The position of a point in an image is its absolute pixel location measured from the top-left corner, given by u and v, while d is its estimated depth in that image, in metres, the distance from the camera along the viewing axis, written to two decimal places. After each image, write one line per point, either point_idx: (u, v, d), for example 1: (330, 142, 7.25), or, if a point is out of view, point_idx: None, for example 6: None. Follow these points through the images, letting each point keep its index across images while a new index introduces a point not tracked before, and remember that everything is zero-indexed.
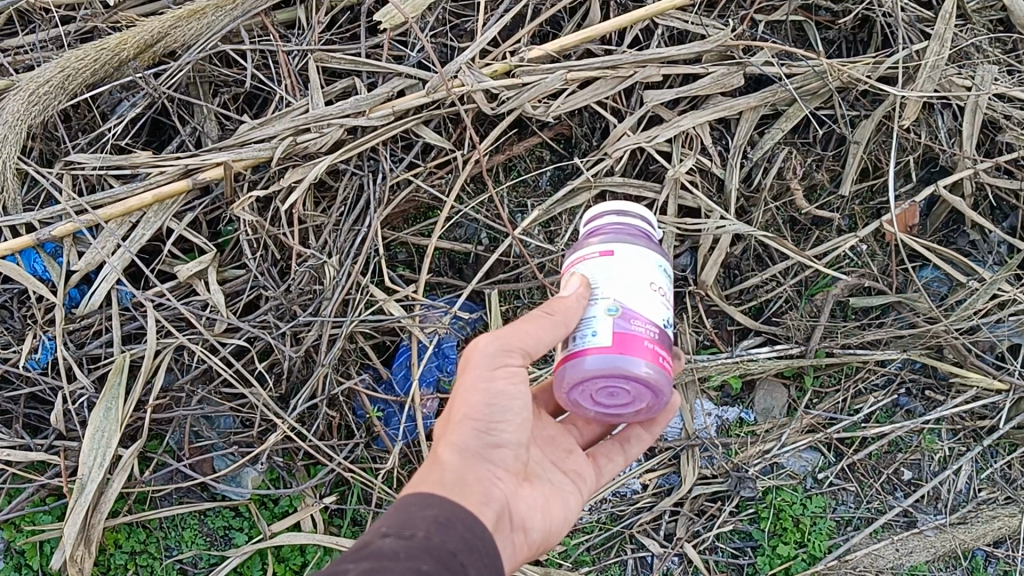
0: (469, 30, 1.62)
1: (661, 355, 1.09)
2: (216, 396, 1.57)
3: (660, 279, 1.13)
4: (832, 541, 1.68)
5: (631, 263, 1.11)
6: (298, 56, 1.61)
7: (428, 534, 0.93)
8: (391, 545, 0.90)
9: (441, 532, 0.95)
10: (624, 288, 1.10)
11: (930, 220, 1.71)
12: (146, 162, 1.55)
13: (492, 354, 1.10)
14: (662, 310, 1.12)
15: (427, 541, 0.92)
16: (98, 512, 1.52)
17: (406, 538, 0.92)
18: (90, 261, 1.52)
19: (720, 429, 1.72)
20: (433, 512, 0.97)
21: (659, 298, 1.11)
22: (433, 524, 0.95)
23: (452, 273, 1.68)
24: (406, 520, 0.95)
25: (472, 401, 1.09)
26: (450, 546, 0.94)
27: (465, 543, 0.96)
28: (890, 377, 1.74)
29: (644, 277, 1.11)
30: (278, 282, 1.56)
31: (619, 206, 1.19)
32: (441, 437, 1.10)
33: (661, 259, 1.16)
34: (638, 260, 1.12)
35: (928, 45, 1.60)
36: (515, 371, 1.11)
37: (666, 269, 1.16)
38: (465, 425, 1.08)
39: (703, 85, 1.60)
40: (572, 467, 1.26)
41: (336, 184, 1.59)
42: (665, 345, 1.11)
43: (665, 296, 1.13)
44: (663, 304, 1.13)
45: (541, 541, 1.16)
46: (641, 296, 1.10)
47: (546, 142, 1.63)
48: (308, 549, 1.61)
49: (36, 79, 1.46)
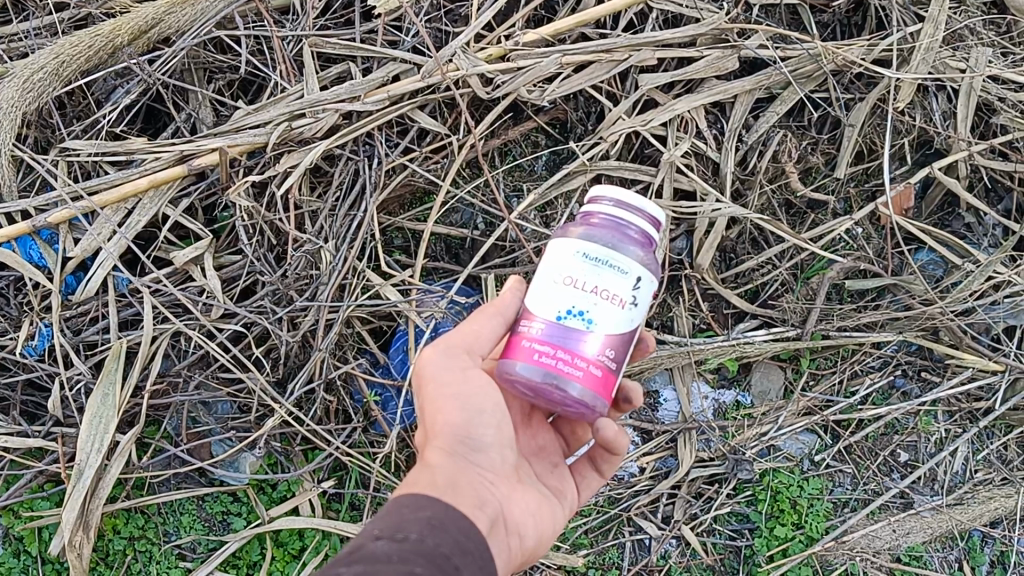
0: (463, 14, 1.61)
1: (544, 354, 1.04)
2: (213, 380, 1.57)
3: (578, 271, 1.04)
4: (829, 523, 1.69)
5: (550, 256, 1.08)
6: (292, 41, 1.59)
7: (421, 536, 0.93)
8: (384, 547, 0.90)
9: (435, 535, 0.95)
10: (536, 281, 1.09)
11: (925, 204, 1.72)
12: (141, 148, 1.54)
13: (446, 360, 1.12)
14: (564, 301, 1.04)
15: (420, 544, 0.92)
16: (95, 498, 1.52)
17: (399, 540, 0.92)
18: (86, 248, 1.52)
19: (716, 412, 1.72)
20: (425, 514, 0.98)
21: (563, 292, 1.05)
22: (426, 526, 0.96)
23: (448, 258, 1.68)
24: (399, 522, 0.95)
25: (443, 408, 1.10)
26: (444, 548, 0.94)
27: (459, 546, 0.96)
28: (886, 359, 1.74)
29: (553, 267, 1.06)
30: (275, 267, 1.56)
31: (648, 204, 1.08)
32: (426, 449, 1.10)
33: (611, 253, 1.04)
34: (559, 252, 1.07)
35: (922, 27, 1.60)
36: (472, 370, 1.12)
37: (596, 254, 1.04)
38: (442, 431, 1.09)
39: (697, 69, 1.59)
40: (559, 478, 1.27)
41: (331, 169, 1.58)
42: (561, 340, 1.04)
43: (575, 287, 1.04)
44: (571, 297, 1.04)
45: (534, 546, 1.17)
46: (541, 292, 1.07)
47: (542, 126, 1.64)
48: (307, 533, 1.61)
49: (30, 65, 1.46)
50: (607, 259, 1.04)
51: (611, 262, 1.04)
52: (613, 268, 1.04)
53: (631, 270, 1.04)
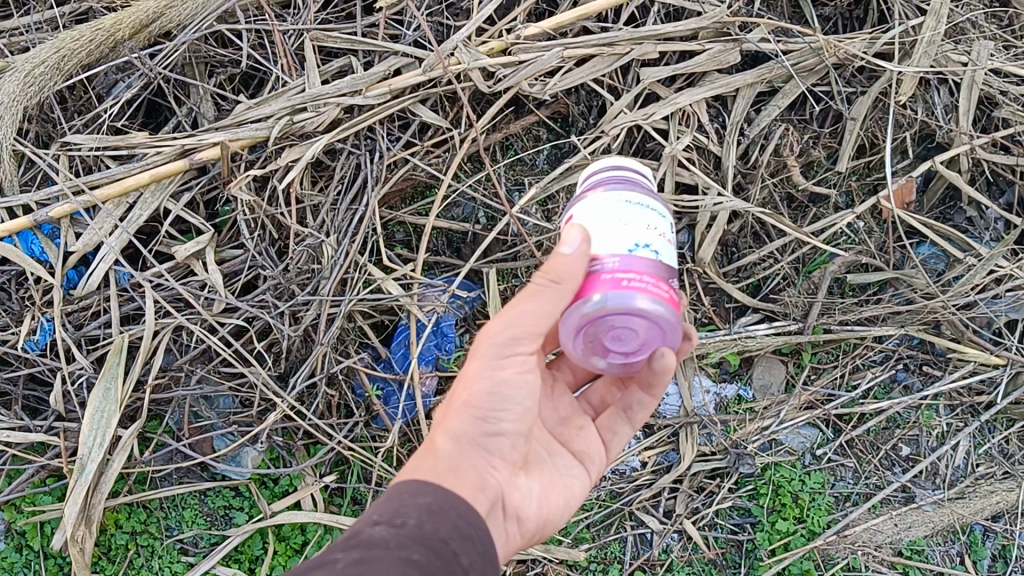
0: (464, 8, 1.61)
1: (632, 278, 1.03)
2: (215, 375, 1.56)
3: (629, 211, 1.08)
4: (830, 517, 1.69)
5: (583, 220, 1.10)
6: (292, 35, 1.59)
7: (419, 523, 0.93)
8: (381, 533, 0.90)
9: (434, 520, 0.95)
10: (582, 237, 1.09)
11: (927, 198, 1.72)
12: (142, 142, 1.54)
13: (498, 337, 1.09)
14: (628, 236, 1.06)
15: (418, 530, 0.92)
16: (98, 492, 1.53)
17: (397, 526, 0.92)
18: (87, 242, 1.51)
19: (717, 406, 1.72)
20: (426, 499, 0.98)
21: (620, 231, 1.06)
22: (425, 512, 0.95)
23: (449, 252, 1.68)
24: (398, 508, 0.96)
25: (472, 388, 1.09)
26: (443, 534, 0.94)
27: (459, 532, 0.96)
28: (887, 353, 1.74)
29: (599, 217, 1.08)
30: (276, 262, 1.56)
31: (636, 163, 1.18)
32: (440, 424, 1.11)
33: (644, 197, 1.11)
34: (600, 205, 1.09)
35: (924, 20, 1.60)
36: (521, 357, 1.10)
37: (633, 198, 1.09)
38: (463, 412, 1.09)
39: (699, 63, 1.59)
40: (582, 445, 1.27)
41: (333, 164, 1.58)
42: (641, 265, 1.04)
43: (627, 227, 1.06)
44: (630, 231, 1.06)
45: (536, 529, 1.17)
46: (594, 241, 1.07)
47: (543, 120, 1.63)
48: (309, 528, 1.61)
49: (31, 60, 1.46)
50: (644, 200, 1.09)
51: (646, 203, 1.09)
52: (650, 208, 1.09)
53: (663, 211, 1.11)
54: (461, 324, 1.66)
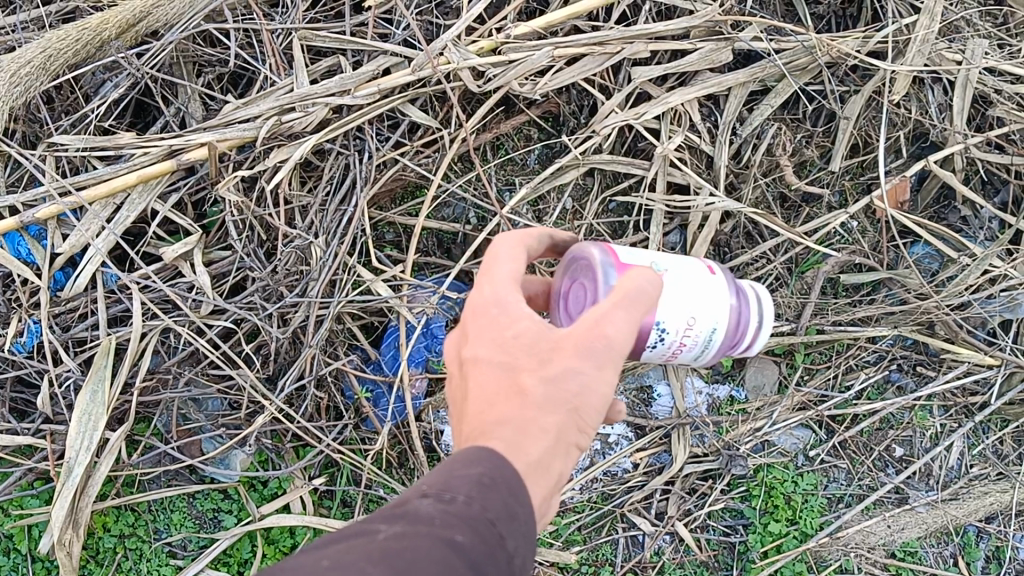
0: (454, 7, 1.59)
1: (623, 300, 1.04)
2: (203, 377, 1.56)
3: (700, 333, 1.09)
4: (823, 519, 1.69)
5: (710, 284, 1.11)
6: (281, 34, 1.57)
7: (468, 500, 0.78)
8: (425, 509, 0.76)
9: (484, 497, 0.79)
10: (690, 285, 1.09)
11: (920, 196, 1.71)
12: (129, 142, 1.52)
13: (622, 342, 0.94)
14: (669, 320, 1.07)
15: (466, 509, 0.77)
16: (85, 495, 1.52)
17: (445, 503, 0.77)
18: (73, 244, 1.50)
19: (710, 407, 1.72)
20: (478, 471, 0.82)
21: (680, 316, 1.07)
22: (476, 486, 0.80)
23: (439, 253, 1.68)
24: (448, 478, 0.81)
25: (577, 387, 0.92)
26: (491, 514, 0.78)
27: (509, 512, 0.80)
28: (882, 354, 1.73)
29: (700, 302, 1.08)
30: (265, 263, 1.55)
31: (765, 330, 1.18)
32: (524, 406, 0.91)
33: (714, 340, 1.11)
34: (718, 295, 1.10)
35: (918, 18, 1.57)
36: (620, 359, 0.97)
37: (716, 333, 1.10)
38: (560, 407, 0.92)
39: (691, 62, 1.57)
40: None
41: (322, 164, 1.57)
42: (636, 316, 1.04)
43: (686, 320, 1.08)
44: (676, 323, 1.07)
45: None
46: (683, 292, 1.08)
47: (534, 120, 1.62)
48: (298, 531, 1.61)
49: (16, 60, 1.43)
50: (709, 344, 1.11)
51: (704, 349, 1.11)
52: (701, 348, 1.11)
53: (699, 355, 1.12)
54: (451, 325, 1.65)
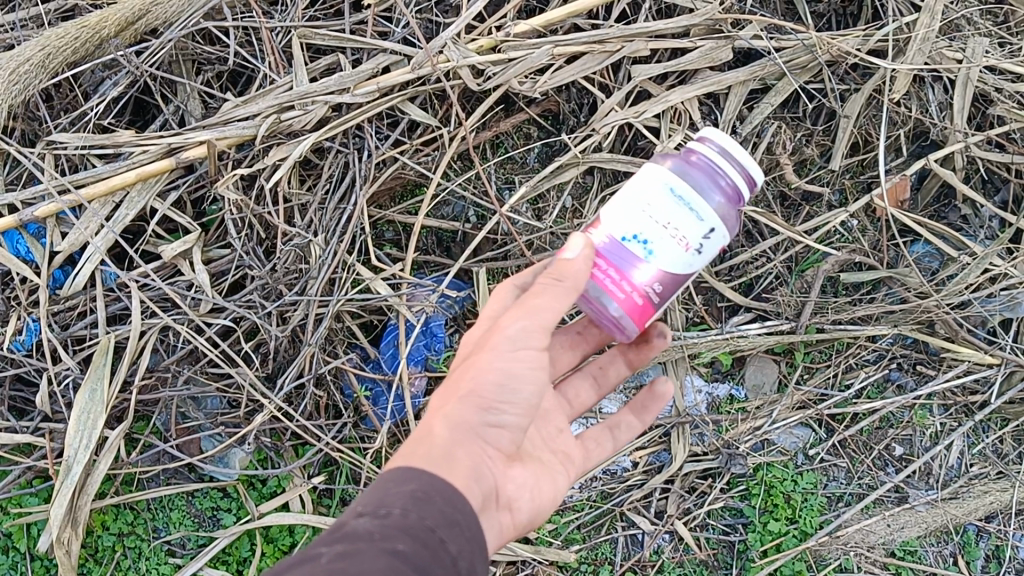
0: (453, 5, 1.59)
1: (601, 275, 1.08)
2: (202, 375, 1.55)
3: (683, 218, 1.05)
4: (822, 518, 1.69)
5: (643, 179, 1.08)
6: (281, 33, 1.57)
7: (404, 512, 0.87)
8: (364, 526, 0.84)
9: (420, 508, 0.89)
10: (624, 203, 1.08)
11: (921, 195, 1.70)
12: (128, 140, 1.51)
13: (519, 334, 1.05)
14: (644, 236, 1.06)
15: (403, 519, 0.86)
16: (84, 494, 1.52)
17: (382, 517, 0.86)
18: (73, 243, 1.50)
19: (710, 406, 1.72)
20: (410, 487, 0.92)
21: (646, 222, 1.06)
22: (410, 500, 0.90)
23: (439, 251, 1.68)
24: (381, 497, 0.90)
25: (480, 380, 1.03)
26: (429, 522, 0.88)
27: (446, 519, 0.90)
28: (882, 353, 1.73)
29: (649, 208, 1.06)
30: (264, 261, 1.54)
31: (750, 163, 1.10)
32: (442, 405, 1.06)
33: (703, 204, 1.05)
34: (649, 182, 1.07)
35: (918, 17, 1.57)
36: (531, 352, 1.05)
37: (689, 197, 1.05)
38: (463, 400, 1.03)
39: (691, 60, 1.57)
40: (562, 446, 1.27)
41: (321, 162, 1.57)
42: (629, 271, 1.07)
43: (658, 226, 1.06)
44: (651, 235, 1.06)
45: (528, 523, 1.15)
46: (627, 210, 1.08)
47: (533, 118, 1.62)
48: (296, 530, 1.61)
49: (14, 57, 1.42)
50: (701, 211, 1.05)
51: (707, 217, 1.05)
52: (701, 222, 1.05)
53: (713, 224, 1.06)
54: (451, 325, 1.66)
